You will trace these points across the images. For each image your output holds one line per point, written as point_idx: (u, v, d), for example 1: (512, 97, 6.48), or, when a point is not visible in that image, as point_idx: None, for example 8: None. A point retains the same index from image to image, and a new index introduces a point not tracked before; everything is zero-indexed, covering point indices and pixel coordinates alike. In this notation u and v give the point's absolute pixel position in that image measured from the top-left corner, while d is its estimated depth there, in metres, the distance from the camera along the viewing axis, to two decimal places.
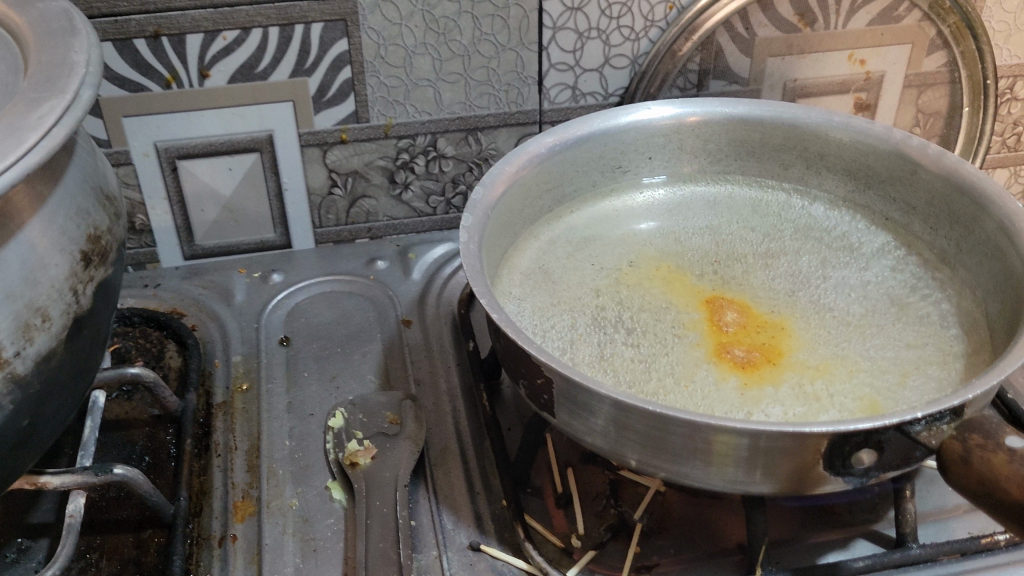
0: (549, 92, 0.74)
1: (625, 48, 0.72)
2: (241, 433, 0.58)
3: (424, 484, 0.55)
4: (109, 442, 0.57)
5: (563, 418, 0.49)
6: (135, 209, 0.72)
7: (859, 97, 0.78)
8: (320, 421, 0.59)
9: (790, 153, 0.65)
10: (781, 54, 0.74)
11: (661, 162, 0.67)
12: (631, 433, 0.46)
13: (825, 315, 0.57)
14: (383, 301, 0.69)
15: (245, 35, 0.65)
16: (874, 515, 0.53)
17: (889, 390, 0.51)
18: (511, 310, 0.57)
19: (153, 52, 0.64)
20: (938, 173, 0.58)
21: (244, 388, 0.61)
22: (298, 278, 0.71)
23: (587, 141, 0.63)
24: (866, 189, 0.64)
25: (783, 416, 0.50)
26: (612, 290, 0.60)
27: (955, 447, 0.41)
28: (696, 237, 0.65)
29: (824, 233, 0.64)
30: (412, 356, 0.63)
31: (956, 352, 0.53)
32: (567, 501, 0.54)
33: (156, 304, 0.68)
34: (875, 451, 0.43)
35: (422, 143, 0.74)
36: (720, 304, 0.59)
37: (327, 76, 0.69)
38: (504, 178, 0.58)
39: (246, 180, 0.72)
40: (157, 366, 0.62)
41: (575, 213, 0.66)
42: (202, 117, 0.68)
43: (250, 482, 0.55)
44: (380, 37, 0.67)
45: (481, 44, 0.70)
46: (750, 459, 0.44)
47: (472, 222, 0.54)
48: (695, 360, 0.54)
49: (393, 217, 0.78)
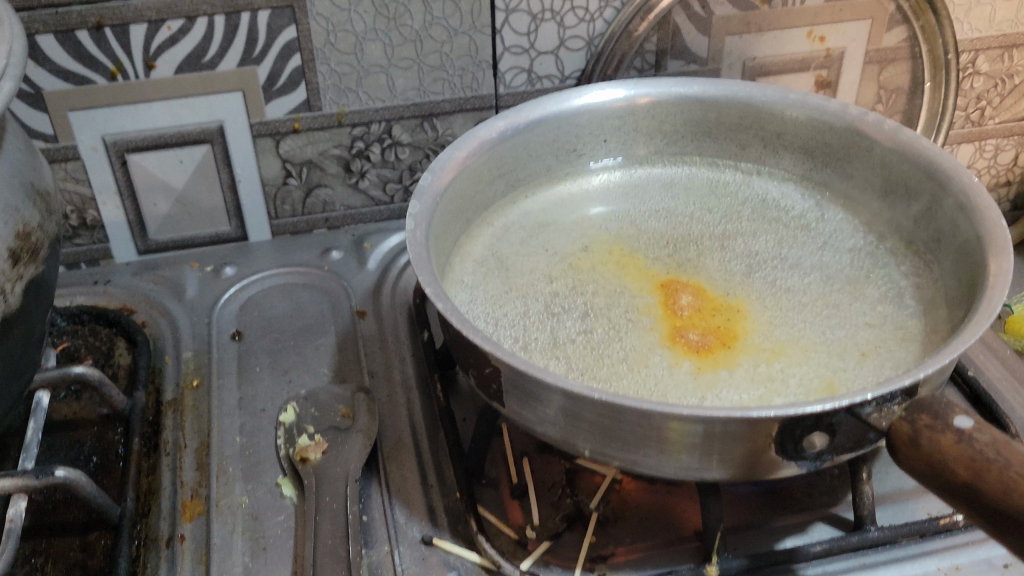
0: (504, 76, 0.73)
1: (580, 29, 0.71)
2: (191, 431, 0.57)
3: (377, 478, 0.53)
4: (56, 443, 0.56)
5: (512, 407, 0.48)
6: (85, 204, 0.70)
7: (819, 75, 0.77)
8: (272, 416, 0.57)
9: (747, 133, 0.64)
10: (738, 32, 0.73)
11: (616, 144, 0.66)
12: (580, 421, 0.45)
13: (781, 296, 0.56)
14: (338, 292, 0.67)
15: (190, 25, 0.64)
16: (833, 498, 0.52)
17: (844, 371, 0.51)
18: (463, 299, 0.57)
19: (96, 43, 0.63)
20: (895, 150, 0.57)
21: (194, 385, 0.60)
22: (252, 271, 0.70)
23: (539, 124, 0.62)
24: (824, 167, 0.63)
25: (736, 400, 0.49)
26: (566, 275, 0.59)
27: (903, 428, 0.40)
28: (652, 220, 0.64)
29: (782, 213, 0.63)
30: (366, 348, 0.62)
31: (913, 330, 0.53)
32: (522, 491, 0.53)
33: (106, 301, 0.67)
34: (826, 435, 0.43)
35: (376, 130, 0.73)
36: (675, 287, 0.58)
37: (277, 65, 0.67)
38: (454, 165, 0.57)
39: (198, 172, 0.71)
40: (106, 365, 0.61)
41: (530, 198, 0.65)
42: (149, 109, 0.67)
43: (199, 480, 0.54)
44: (329, 23, 0.66)
45: (433, 28, 0.69)
46: (701, 445, 0.43)
47: (419, 210, 0.53)
48: (649, 345, 0.53)
49: (350, 207, 0.77)
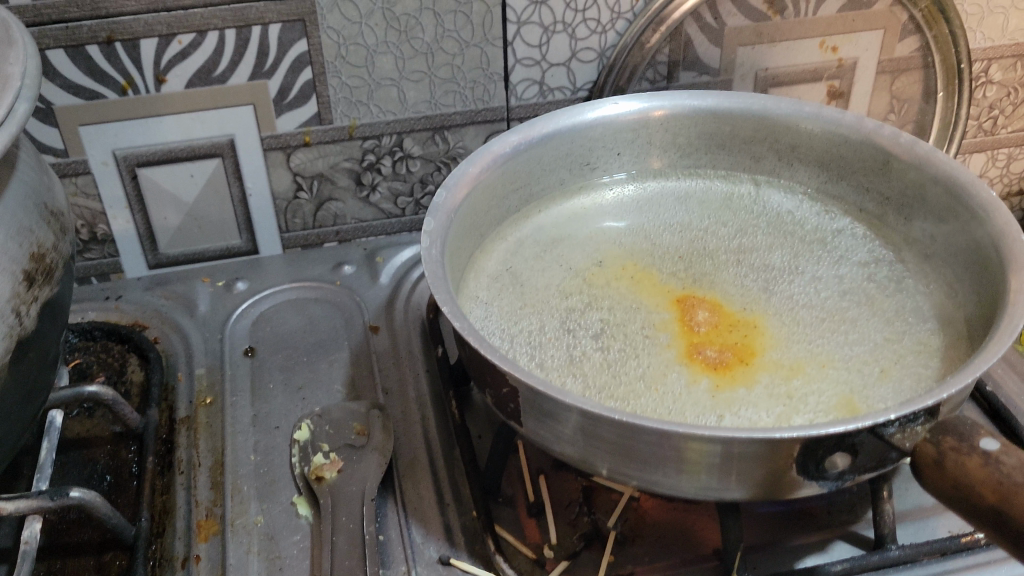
0: (516, 88, 0.72)
1: (592, 41, 0.71)
2: (205, 449, 0.56)
3: (393, 496, 0.53)
4: (69, 462, 0.56)
5: (530, 426, 0.48)
6: (95, 219, 0.70)
7: (831, 85, 0.77)
8: (286, 434, 0.57)
9: (761, 145, 0.64)
10: (751, 43, 0.73)
11: (630, 157, 0.65)
12: (599, 441, 0.45)
13: (798, 312, 0.56)
14: (350, 307, 0.67)
15: (201, 39, 0.63)
16: (853, 516, 0.52)
17: (863, 388, 0.50)
18: (478, 315, 0.56)
19: (107, 58, 0.63)
20: (912, 164, 0.57)
21: (207, 402, 0.59)
22: (263, 285, 0.69)
23: (553, 138, 0.61)
24: (839, 180, 0.63)
25: (755, 418, 0.49)
26: (581, 291, 0.58)
27: (927, 449, 0.40)
28: (667, 234, 0.64)
29: (797, 226, 0.63)
30: (380, 364, 0.62)
31: (932, 346, 0.53)
32: (539, 509, 0.53)
33: (117, 316, 0.67)
34: (849, 455, 0.42)
35: (387, 143, 0.73)
36: (691, 303, 0.57)
37: (288, 79, 0.67)
38: (468, 180, 0.56)
39: (209, 186, 0.71)
40: (118, 382, 0.61)
41: (543, 212, 0.65)
42: (161, 123, 0.66)
43: (214, 499, 0.53)
44: (340, 37, 0.66)
45: (445, 41, 0.68)
46: (723, 465, 0.43)
47: (434, 226, 0.53)
48: (666, 363, 0.53)
49: (361, 220, 0.77)
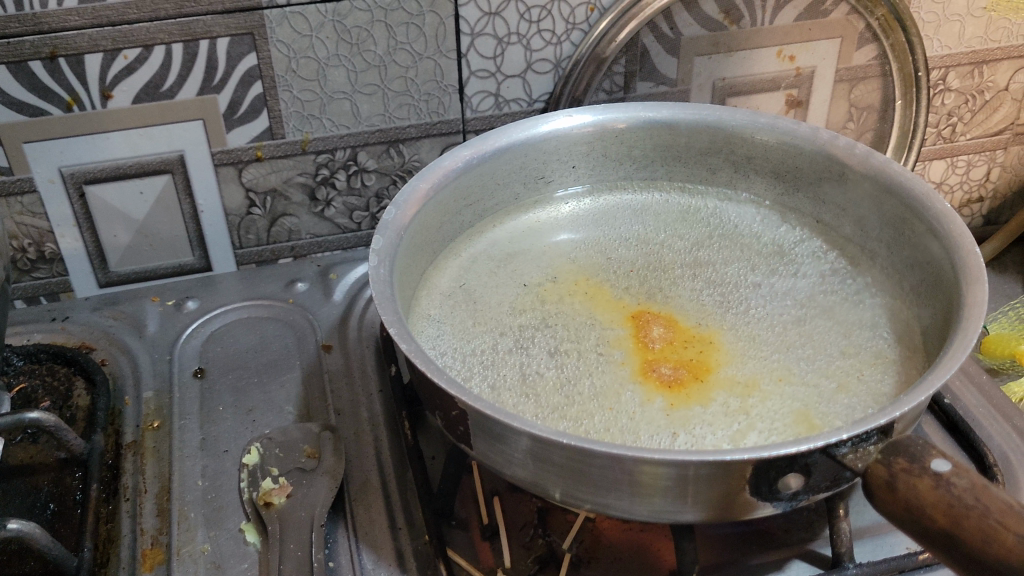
0: (471, 100, 0.71)
1: (547, 52, 0.70)
2: (152, 475, 0.55)
3: (344, 521, 0.52)
4: (12, 491, 0.54)
5: (480, 449, 0.47)
6: (43, 237, 0.68)
7: (790, 94, 0.77)
8: (235, 458, 0.56)
9: (717, 157, 0.63)
10: (707, 52, 0.73)
11: (585, 169, 0.65)
12: (549, 464, 0.44)
13: (753, 328, 0.55)
14: (303, 325, 0.66)
15: (148, 54, 0.62)
16: (810, 534, 0.51)
17: (818, 403, 0.50)
18: (429, 334, 0.55)
19: (51, 74, 0.61)
20: (867, 175, 0.56)
21: (155, 426, 0.58)
22: (215, 304, 0.68)
23: (506, 152, 0.60)
24: (795, 192, 0.62)
25: (710, 437, 0.48)
26: (535, 307, 0.58)
27: (879, 471, 0.39)
28: (623, 247, 0.63)
29: (754, 239, 0.62)
30: (332, 384, 0.61)
31: (889, 360, 0.52)
32: (493, 532, 0.52)
33: (64, 338, 0.65)
34: (802, 476, 0.42)
35: (341, 157, 0.71)
36: (646, 319, 0.57)
37: (237, 93, 0.66)
38: (418, 197, 0.55)
39: (159, 204, 0.69)
40: (64, 407, 0.60)
41: (497, 227, 0.64)
42: (108, 140, 0.65)
43: (160, 527, 0.52)
44: (291, 50, 0.65)
45: (397, 54, 0.67)
46: (675, 487, 0.42)
47: (383, 245, 0.52)
48: (620, 380, 0.52)
49: (316, 235, 0.75)
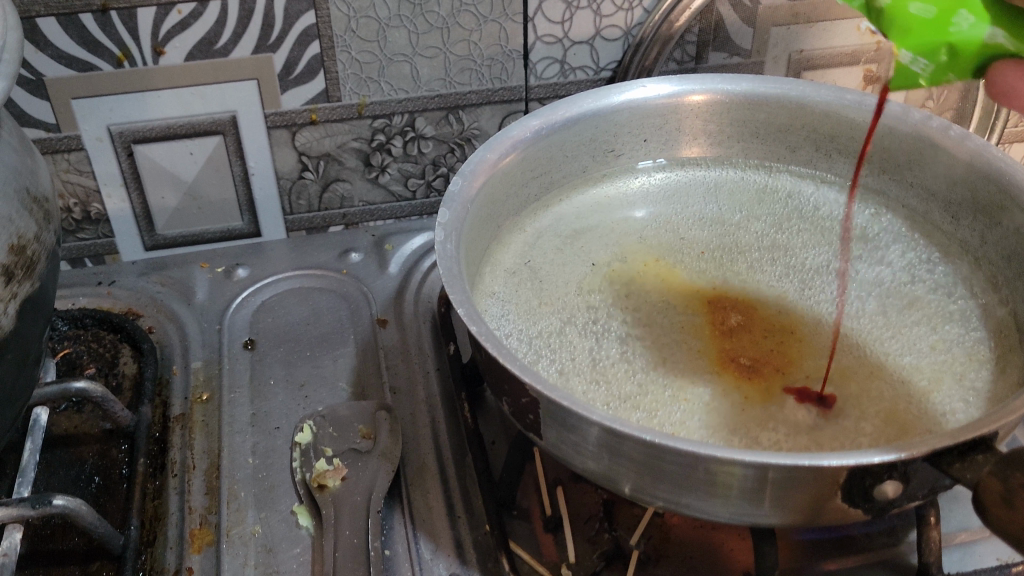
0: (536, 67, 0.68)
1: (618, 18, 0.67)
2: (201, 450, 0.53)
3: (400, 506, 0.50)
4: (56, 461, 0.53)
5: (550, 439, 0.44)
6: (89, 197, 0.66)
7: (869, 69, 0.73)
8: (287, 436, 0.54)
9: (798, 135, 0.60)
10: (786, 23, 0.69)
11: (658, 143, 0.61)
12: (626, 459, 0.41)
13: (837, 320, 0.52)
14: (357, 297, 0.63)
15: (202, 9, 0.59)
16: (893, 539, 0.48)
17: (909, 402, 0.47)
18: (493, 313, 0.52)
19: (102, 28, 0.59)
20: (961, 159, 0.53)
21: (204, 399, 0.56)
22: (265, 272, 0.66)
23: (577, 123, 0.57)
24: (881, 174, 0.59)
25: (797, 435, 0.45)
26: (603, 288, 0.55)
27: (993, 485, 0.36)
28: (695, 228, 0.60)
29: (836, 223, 0.59)
30: (387, 360, 0.58)
31: (983, 359, 0.49)
32: (557, 524, 0.49)
33: (110, 303, 0.63)
34: (900, 482, 0.39)
35: (399, 123, 0.69)
36: (722, 305, 0.54)
37: (294, 52, 0.63)
38: (486, 168, 0.52)
39: (210, 165, 0.67)
40: (109, 375, 0.58)
41: (564, 202, 0.61)
42: (159, 98, 0.62)
43: (209, 506, 0.50)
44: (351, 9, 0.62)
45: (461, 16, 0.64)
46: (759, 490, 0.39)
47: (449, 218, 0.49)
48: (695, 370, 0.49)
49: (369, 202, 0.73)
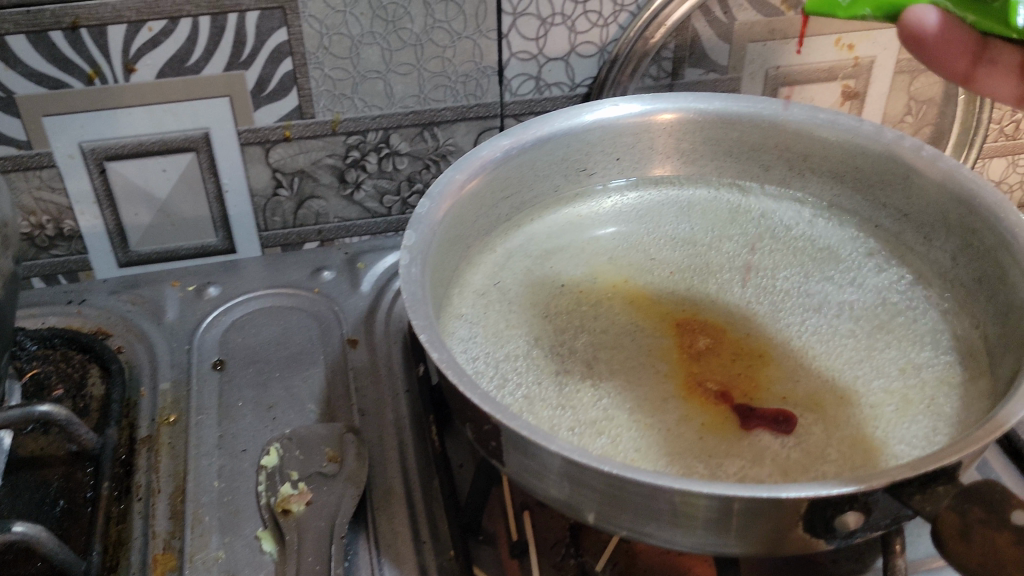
0: (511, 83, 0.68)
1: (593, 34, 0.67)
2: (166, 473, 0.52)
3: (365, 532, 0.49)
4: (21, 485, 0.52)
5: (512, 467, 0.44)
6: (62, 215, 0.66)
7: (846, 85, 0.73)
8: (253, 459, 0.53)
9: (771, 154, 0.60)
10: (762, 39, 0.69)
11: (631, 162, 0.61)
12: (586, 488, 0.41)
13: (805, 343, 0.52)
14: (328, 317, 0.63)
15: (173, 26, 0.59)
16: (859, 566, 0.48)
17: (876, 428, 0.46)
18: (461, 336, 0.52)
19: (72, 46, 0.58)
20: (934, 180, 0.53)
21: (171, 421, 0.55)
22: (237, 291, 0.65)
23: (548, 142, 0.57)
24: (854, 194, 0.59)
25: (762, 462, 0.45)
26: (572, 310, 0.54)
27: (952, 521, 0.36)
28: (667, 247, 0.60)
29: (808, 243, 0.59)
30: (356, 381, 0.58)
31: (952, 382, 0.49)
32: (523, 549, 0.49)
33: (80, 323, 0.63)
34: (862, 514, 0.38)
35: (373, 139, 0.68)
36: (691, 327, 0.53)
37: (266, 69, 0.63)
38: (454, 189, 0.52)
39: (183, 182, 0.66)
40: (77, 396, 0.57)
41: (536, 221, 0.61)
42: (130, 115, 0.62)
43: (173, 531, 0.49)
44: (323, 26, 0.61)
45: (435, 32, 0.64)
46: (720, 521, 0.39)
47: (415, 240, 0.48)
48: (661, 394, 0.49)
49: (344, 219, 0.72)
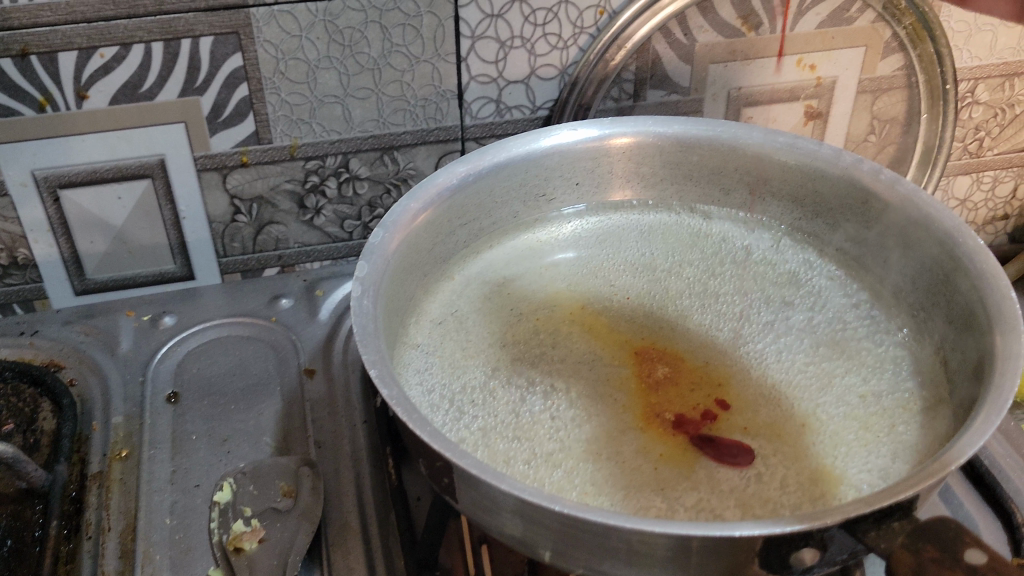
0: (471, 106, 0.67)
1: (552, 57, 0.66)
2: (117, 511, 0.51)
3: (320, 569, 0.48)
4: None
5: (465, 504, 0.43)
6: (15, 243, 0.64)
7: (809, 105, 0.72)
8: (206, 494, 0.52)
9: (731, 178, 0.59)
10: (723, 60, 0.68)
11: (590, 187, 0.61)
12: (540, 527, 0.40)
13: (765, 370, 0.51)
14: (286, 347, 0.62)
15: (126, 53, 0.58)
16: None
17: (835, 458, 0.46)
18: (416, 367, 0.51)
19: (22, 73, 0.57)
20: (892, 204, 0.52)
21: (123, 456, 0.54)
22: (194, 320, 0.65)
23: (504, 168, 0.56)
24: (814, 218, 0.58)
25: (720, 495, 0.44)
26: (529, 339, 0.54)
27: (906, 559, 0.35)
28: (627, 274, 0.59)
29: (769, 268, 0.58)
30: (313, 413, 0.57)
31: (913, 410, 0.48)
32: None
33: (32, 355, 0.61)
34: (817, 551, 0.38)
35: (332, 164, 0.67)
36: (650, 356, 0.53)
37: (221, 95, 0.62)
38: (408, 218, 0.51)
39: (139, 210, 0.65)
40: (28, 431, 0.56)
41: (494, 248, 0.60)
42: (83, 142, 0.61)
43: (122, 570, 0.48)
44: (278, 51, 0.60)
45: (393, 56, 0.63)
46: (675, 559, 0.38)
47: (368, 271, 0.48)
48: (620, 426, 0.48)
49: (304, 244, 0.71)
